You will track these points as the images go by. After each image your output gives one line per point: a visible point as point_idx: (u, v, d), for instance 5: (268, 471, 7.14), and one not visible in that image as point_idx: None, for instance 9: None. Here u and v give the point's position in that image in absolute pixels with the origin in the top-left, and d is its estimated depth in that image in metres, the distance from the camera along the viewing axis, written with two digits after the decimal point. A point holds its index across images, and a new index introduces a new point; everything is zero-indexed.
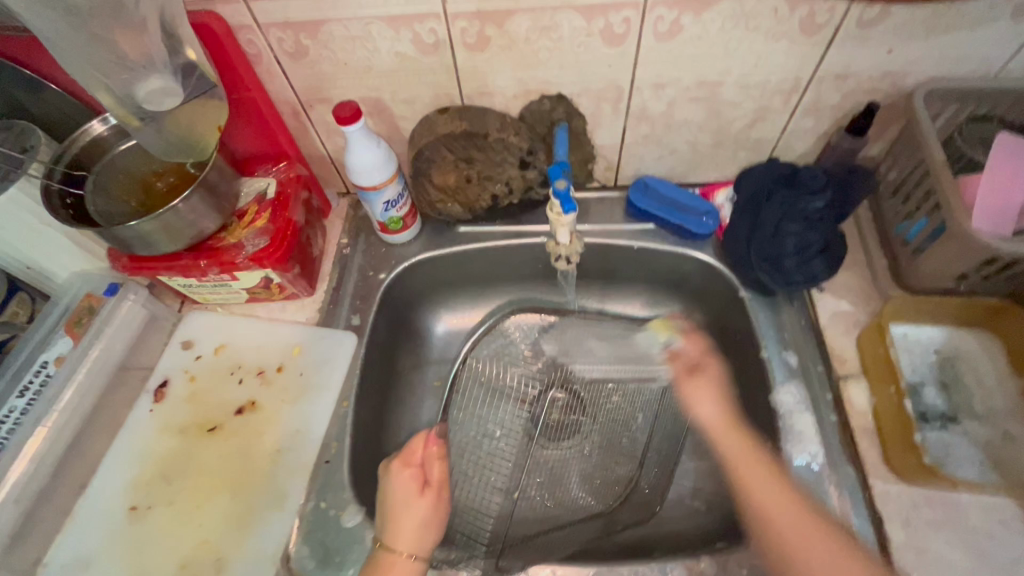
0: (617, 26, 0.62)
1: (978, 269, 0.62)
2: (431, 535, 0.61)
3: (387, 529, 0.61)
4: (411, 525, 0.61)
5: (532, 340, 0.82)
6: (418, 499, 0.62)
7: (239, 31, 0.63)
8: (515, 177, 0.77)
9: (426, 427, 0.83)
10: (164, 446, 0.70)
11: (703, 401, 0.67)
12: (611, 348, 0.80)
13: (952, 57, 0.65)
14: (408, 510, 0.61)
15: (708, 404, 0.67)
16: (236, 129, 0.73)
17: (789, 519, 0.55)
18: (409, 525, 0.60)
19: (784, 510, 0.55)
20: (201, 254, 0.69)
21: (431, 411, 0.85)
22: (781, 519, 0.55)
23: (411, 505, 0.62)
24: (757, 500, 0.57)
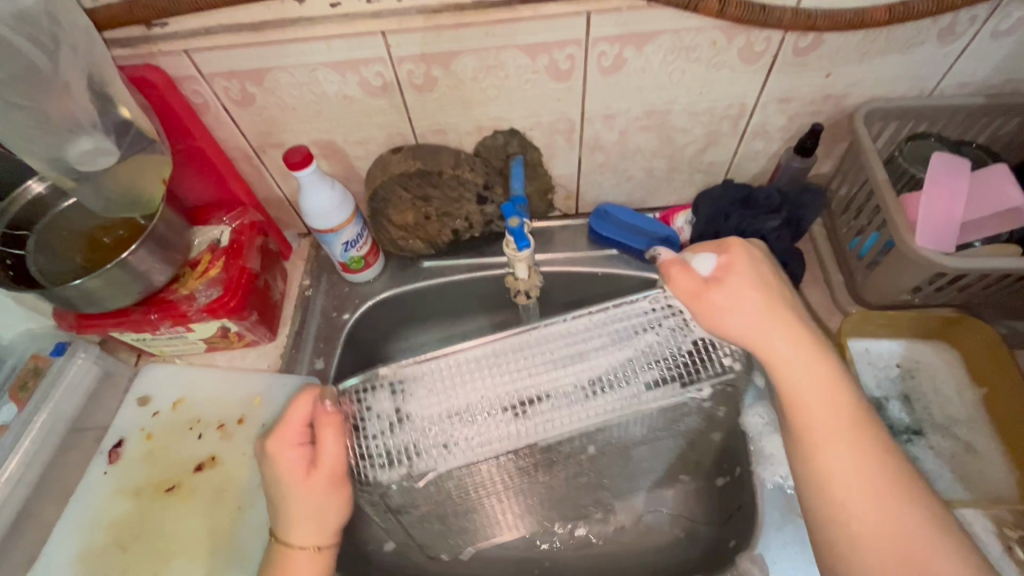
0: (562, 62, 0.63)
1: (930, 283, 0.63)
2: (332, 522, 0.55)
3: (282, 523, 0.55)
4: (306, 514, 0.54)
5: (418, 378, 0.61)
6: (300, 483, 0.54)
7: (182, 82, 0.63)
8: (474, 212, 0.77)
9: None
10: (119, 510, 0.67)
11: (733, 312, 0.54)
12: (567, 369, 0.61)
13: (887, 78, 0.67)
14: (305, 496, 0.54)
15: (738, 313, 0.54)
16: (187, 178, 0.72)
17: (853, 489, 0.48)
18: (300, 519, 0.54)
19: (879, 497, 0.47)
20: (151, 307, 0.67)
21: None
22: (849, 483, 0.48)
23: (289, 486, 0.55)
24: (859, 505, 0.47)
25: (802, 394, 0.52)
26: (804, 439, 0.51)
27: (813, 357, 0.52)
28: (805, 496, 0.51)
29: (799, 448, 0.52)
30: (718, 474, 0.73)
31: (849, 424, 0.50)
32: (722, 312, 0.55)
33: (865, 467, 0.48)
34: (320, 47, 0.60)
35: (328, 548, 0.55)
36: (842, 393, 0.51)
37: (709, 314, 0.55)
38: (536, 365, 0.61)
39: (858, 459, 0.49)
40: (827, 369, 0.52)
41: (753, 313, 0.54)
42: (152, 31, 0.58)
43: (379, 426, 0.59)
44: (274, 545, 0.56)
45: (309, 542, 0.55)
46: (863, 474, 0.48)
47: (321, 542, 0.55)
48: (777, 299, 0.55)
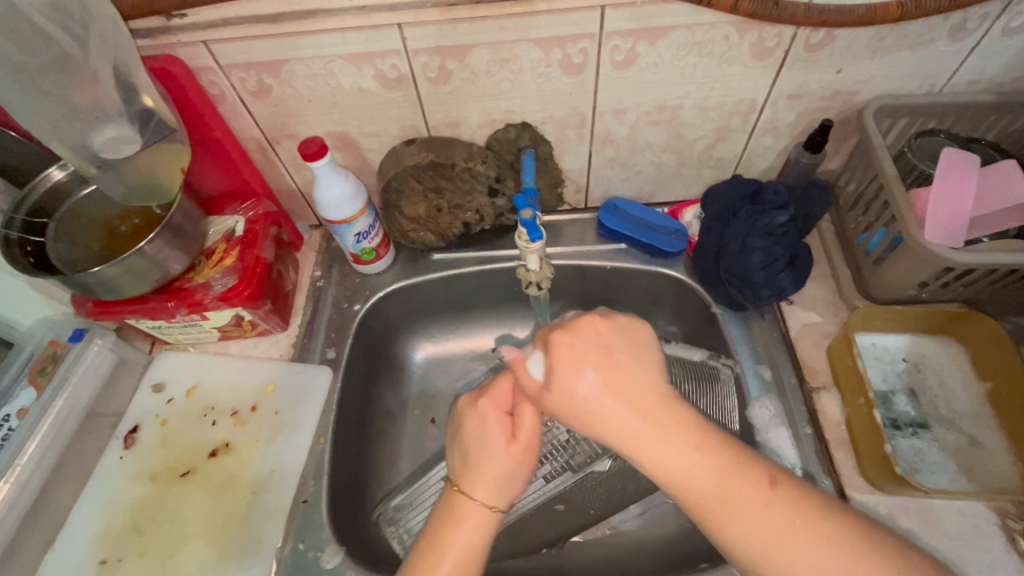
0: (575, 56, 0.64)
1: (937, 278, 0.63)
2: (514, 486, 0.54)
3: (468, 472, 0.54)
4: (495, 474, 0.53)
5: None
6: (504, 452, 0.54)
7: (200, 73, 0.64)
8: (485, 205, 0.78)
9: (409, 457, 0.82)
10: (135, 494, 0.69)
11: (574, 376, 0.48)
12: None
13: (897, 75, 0.67)
14: (494, 459, 0.54)
15: (582, 377, 0.48)
16: (203, 168, 0.72)
17: (758, 552, 0.44)
18: (494, 473, 0.53)
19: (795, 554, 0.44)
20: (168, 295, 0.69)
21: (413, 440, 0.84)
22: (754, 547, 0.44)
23: (491, 449, 0.54)
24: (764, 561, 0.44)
25: (655, 470, 0.47)
26: (698, 514, 0.46)
27: (666, 417, 0.47)
28: (741, 565, 0.46)
29: (701, 523, 0.47)
30: None
31: (727, 494, 0.45)
32: (594, 414, 0.48)
33: (792, 535, 0.44)
34: (337, 39, 0.61)
35: (501, 512, 0.53)
36: (670, 446, 0.47)
37: (591, 416, 0.48)
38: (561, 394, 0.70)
39: (769, 535, 0.44)
40: (665, 421, 0.47)
41: (617, 402, 0.47)
42: (172, 22, 0.58)
43: None
44: (454, 494, 0.54)
45: (493, 502, 0.53)
46: (790, 554, 0.43)
47: (498, 504, 0.53)
48: (630, 361, 0.49)
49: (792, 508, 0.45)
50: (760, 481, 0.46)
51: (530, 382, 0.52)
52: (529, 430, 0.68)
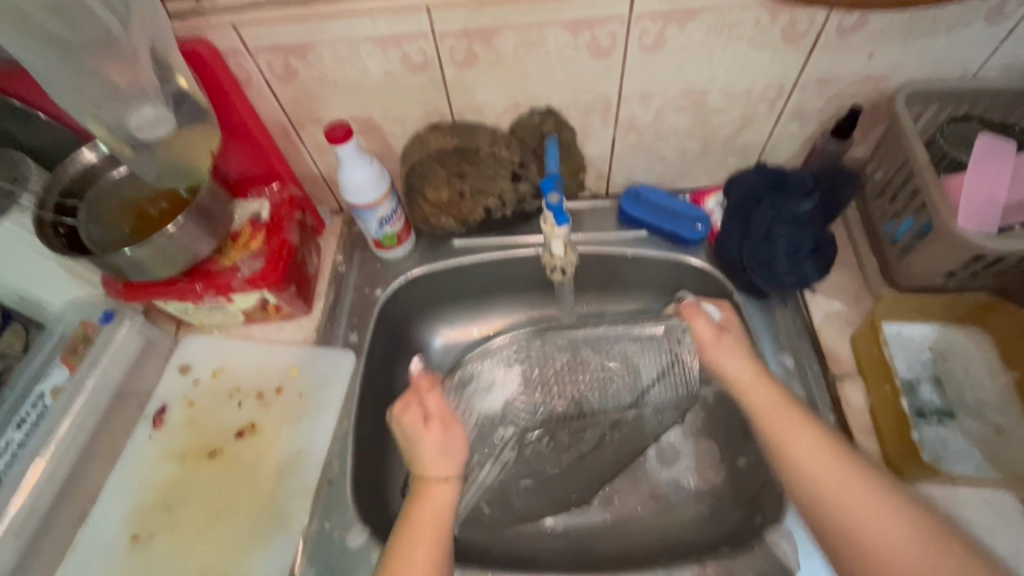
0: (604, 39, 0.63)
1: (966, 266, 0.63)
2: (454, 455, 0.61)
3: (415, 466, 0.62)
4: (431, 452, 0.61)
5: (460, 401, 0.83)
6: (427, 433, 0.61)
7: (229, 56, 0.64)
8: (508, 190, 0.77)
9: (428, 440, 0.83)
10: (165, 473, 0.70)
11: (729, 359, 0.63)
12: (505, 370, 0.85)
13: (930, 60, 0.66)
14: (427, 441, 0.61)
15: (734, 360, 0.63)
16: (228, 152, 0.73)
17: (857, 516, 0.50)
18: (431, 454, 0.61)
19: (874, 511, 0.50)
20: (196, 278, 0.69)
21: None
22: (851, 506, 0.51)
23: (421, 444, 0.61)
24: (864, 521, 0.50)
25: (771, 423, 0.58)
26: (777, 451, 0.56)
27: (764, 383, 0.60)
28: (819, 522, 0.53)
29: (783, 462, 0.56)
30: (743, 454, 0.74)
31: (828, 455, 0.54)
32: (718, 358, 0.64)
33: (857, 482, 0.52)
34: (365, 21, 0.61)
35: (457, 479, 0.61)
36: (798, 430, 0.56)
37: (717, 354, 0.64)
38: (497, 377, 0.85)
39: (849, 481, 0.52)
40: (765, 389, 0.60)
41: (733, 357, 0.63)
42: (202, 4, 0.59)
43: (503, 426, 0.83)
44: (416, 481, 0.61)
45: (448, 473, 0.60)
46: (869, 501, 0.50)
47: (456, 473, 0.61)
48: (740, 341, 0.64)
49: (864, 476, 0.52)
50: (867, 467, 0.53)
51: (703, 332, 0.65)
52: (466, 416, 0.83)
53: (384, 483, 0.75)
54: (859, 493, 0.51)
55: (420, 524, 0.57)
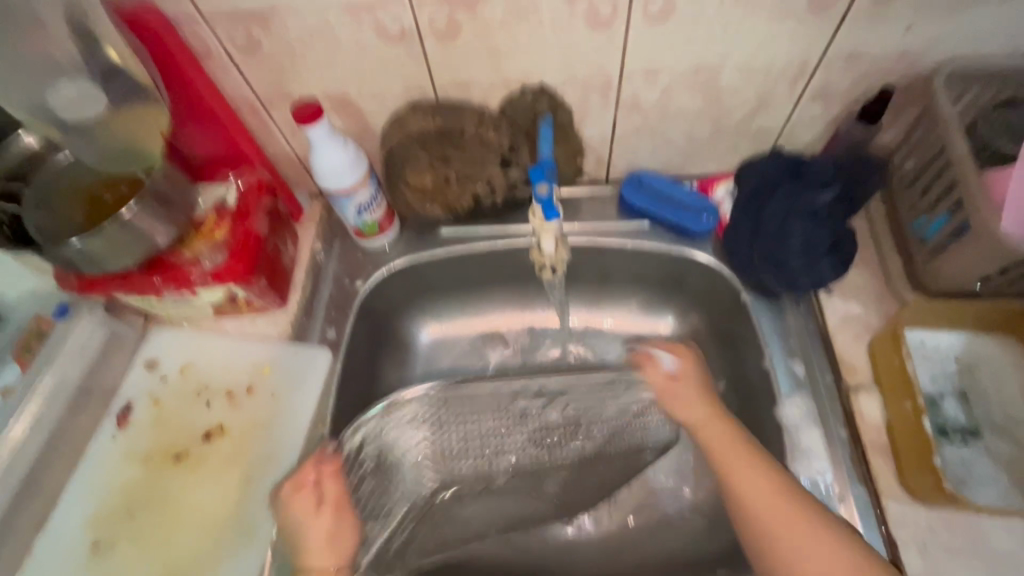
0: (603, 7, 0.56)
1: (1004, 271, 0.57)
2: (346, 542, 0.61)
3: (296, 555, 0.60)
4: (319, 546, 0.60)
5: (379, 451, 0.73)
6: (315, 522, 0.60)
7: (181, 25, 0.57)
8: (497, 176, 0.70)
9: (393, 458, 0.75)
10: (128, 476, 0.66)
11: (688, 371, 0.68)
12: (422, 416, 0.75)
13: (976, 34, 0.58)
14: (315, 533, 0.60)
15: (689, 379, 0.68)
16: (190, 131, 0.66)
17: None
18: (317, 546, 0.60)
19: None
20: (155, 271, 0.64)
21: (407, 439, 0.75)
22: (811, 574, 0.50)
23: (305, 523, 0.60)
24: None
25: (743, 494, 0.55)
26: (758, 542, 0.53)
27: (736, 440, 0.59)
28: None
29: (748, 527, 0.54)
30: None
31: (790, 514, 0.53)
32: (683, 402, 0.66)
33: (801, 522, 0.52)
34: None
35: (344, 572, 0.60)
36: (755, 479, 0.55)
37: (672, 400, 0.67)
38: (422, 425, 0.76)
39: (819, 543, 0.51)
40: (722, 428, 0.61)
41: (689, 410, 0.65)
42: None
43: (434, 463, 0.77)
44: None
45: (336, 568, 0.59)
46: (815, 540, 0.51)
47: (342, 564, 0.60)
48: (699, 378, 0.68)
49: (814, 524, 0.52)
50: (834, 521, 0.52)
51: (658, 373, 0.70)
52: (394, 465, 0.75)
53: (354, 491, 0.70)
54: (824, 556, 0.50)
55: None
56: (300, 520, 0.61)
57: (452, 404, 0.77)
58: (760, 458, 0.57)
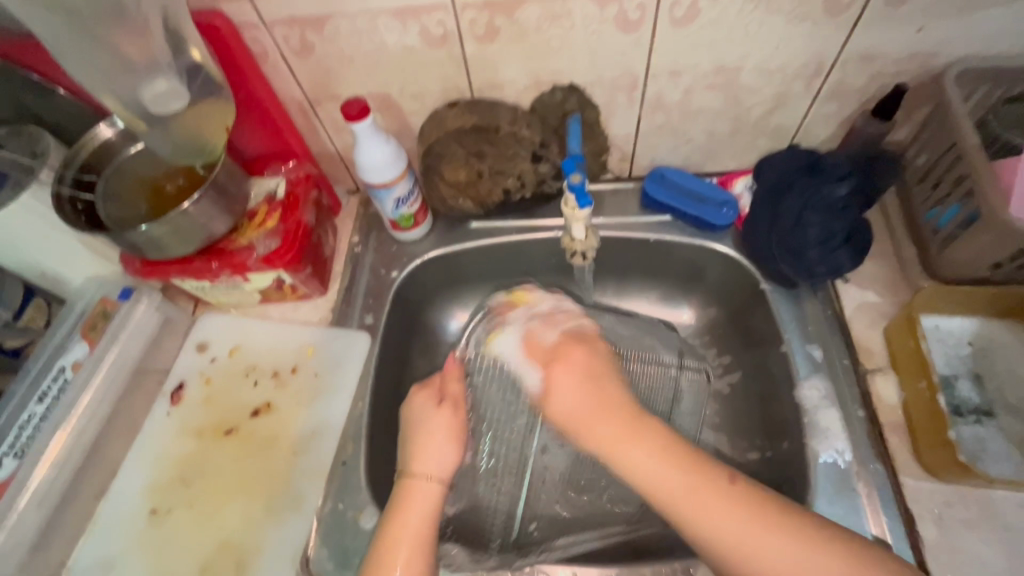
0: (632, 11, 0.60)
1: (1013, 257, 0.60)
2: (451, 452, 0.64)
3: (407, 459, 0.63)
4: (430, 451, 0.63)
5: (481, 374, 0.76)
6: (437, 414, 0.66)
7: (244, 30, 0.62)
8: (527, 171, 0.74)
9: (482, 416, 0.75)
10: (183, 449, 0.71)
11: (561, 388, 0.60)
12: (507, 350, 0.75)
13: (986, 35, 0.61)
14: (433, 436, 0.64)
15: (563, 392, 0.59)
16: (245, 128, 0.72)
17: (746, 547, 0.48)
18: (431, 448, 0.63)
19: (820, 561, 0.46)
20: (213, 255, 0.69)
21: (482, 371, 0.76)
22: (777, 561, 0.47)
23: (427, 416, 0.66)
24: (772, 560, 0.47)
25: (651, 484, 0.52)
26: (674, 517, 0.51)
27: (640, 419, 0.55)
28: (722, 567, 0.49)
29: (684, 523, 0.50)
30: (766, 448, 0.72)
31: (692, 490, 0.51)
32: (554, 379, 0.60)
33: (739, 507, 0.49)
34: None
35: (440, 482, 0.61)
36: (635, 445, 0.53)
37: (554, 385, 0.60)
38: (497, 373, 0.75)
39: (752, 525, 0.48)
40: (617, 418, 0.55)
41: (580, 400, 0.58)
42: None
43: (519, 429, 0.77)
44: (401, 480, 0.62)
45: (433, 474, 0.62)
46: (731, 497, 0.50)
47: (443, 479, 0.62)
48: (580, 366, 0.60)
49: (770, 519, 0.48)
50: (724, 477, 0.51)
51: (534, 391, 0.65)
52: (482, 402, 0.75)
53: None
54: (728, 518, 0.49)
55: (410, 518, 0.58)
56: (431, 422, 0.65)
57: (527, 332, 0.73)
58: (632, 419, 0.55)
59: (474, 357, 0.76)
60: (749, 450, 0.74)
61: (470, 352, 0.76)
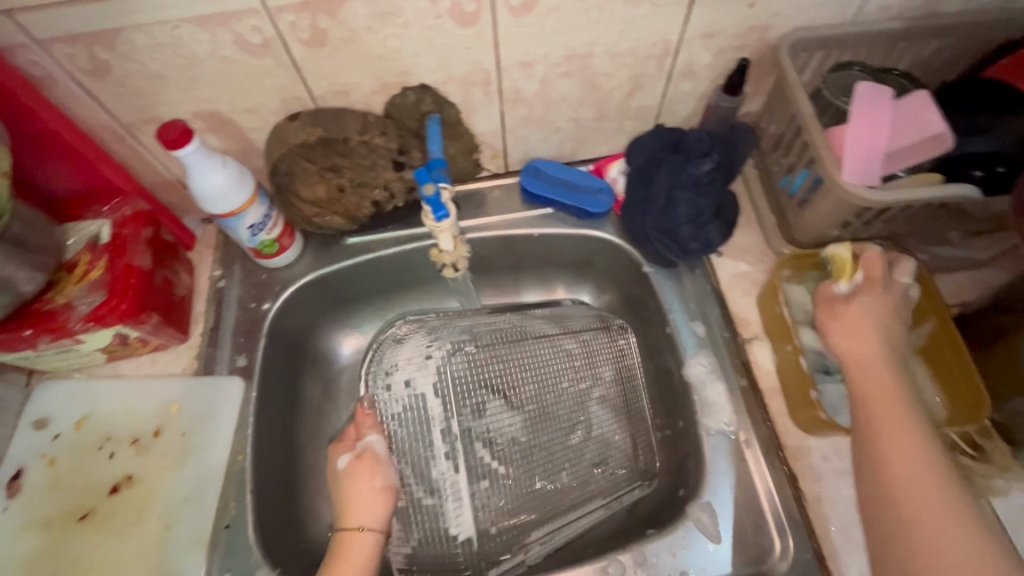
0: (466, 4, 0.56)
1: (857, 216, 0.63)
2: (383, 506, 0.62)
3: (341, 512, 0.61)
4: (361, 502, 0.61)
5: (401, 411, 0.71)
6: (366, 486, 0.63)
7: (15, 52, 0.52)
8: (393, 180, 0.70)
9: (401, 460, 0.68)
10: (29, 546, 0.61)
11: None
12: (413, 384, 0.72)
13: (811, 6, 0.64)
14: (358, 491, 0.62)
15: None
16: (45, 167, 0.61)
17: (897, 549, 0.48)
18: (357, 504, 0.61)
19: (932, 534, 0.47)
20: (24, 321, 0.59)
21: (393, 402, 0.71)
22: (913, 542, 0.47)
23: (354, 483, 0.63)
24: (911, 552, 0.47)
25: None
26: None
27: None
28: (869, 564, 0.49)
29: None
30: (664, 426, 0.74)
31: None
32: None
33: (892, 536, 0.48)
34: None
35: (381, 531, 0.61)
36: None
37: None
38: (404, 423, 0.70)
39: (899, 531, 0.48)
40: None
41: None
42: None
43: (452, 480, 0.69)
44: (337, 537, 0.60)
45: (374, 525, 0.61)
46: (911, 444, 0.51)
47: (382, 527, 0.61)
48: None
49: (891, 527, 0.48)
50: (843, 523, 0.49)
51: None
52: (398, 437, 0.69)
53: (299, 488, 0.72)
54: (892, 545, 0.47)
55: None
56: (363, 484, 0.62)
57: (432, 366, 0.73)
58: None
59: (386, 398, 0.71)
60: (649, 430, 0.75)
61: (378, 391, 0.71)
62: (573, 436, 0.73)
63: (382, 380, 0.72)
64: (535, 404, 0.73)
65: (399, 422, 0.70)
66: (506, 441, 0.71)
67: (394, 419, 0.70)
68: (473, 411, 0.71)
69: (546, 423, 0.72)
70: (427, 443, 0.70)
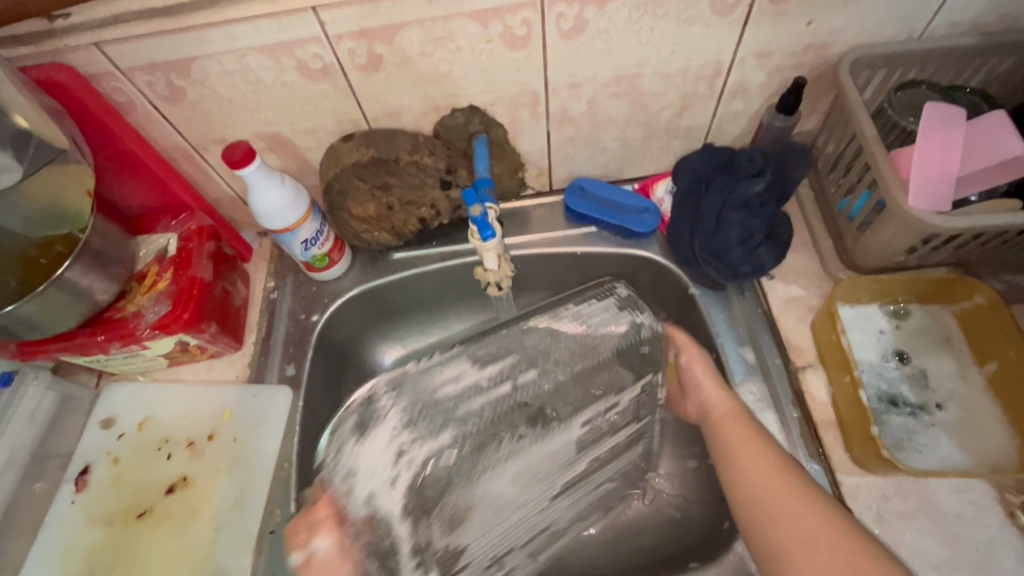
0: (517, 28, 0.57)
1: (925, 242, 0.60)
2: None
3: None
4: None
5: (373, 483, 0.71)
6: None
7: (101, 80, 0.57)
8: (440, 199, 0.71)
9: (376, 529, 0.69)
10: (91, 540, 0.65)
11: None
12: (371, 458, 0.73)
13: (874, 23, 0.61)
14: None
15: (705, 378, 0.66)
16: (123, 184, 0.66)
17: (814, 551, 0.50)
18: None
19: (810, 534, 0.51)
20: (99, 328, 0.63)
21: (383, 459, 0.73)
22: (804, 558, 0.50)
23: None
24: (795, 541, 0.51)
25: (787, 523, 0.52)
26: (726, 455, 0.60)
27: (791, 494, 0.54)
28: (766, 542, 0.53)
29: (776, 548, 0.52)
30: (705, 455, 0.71)
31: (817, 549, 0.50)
32: None
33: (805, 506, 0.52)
34: (246, 29, 0.54)
35: None
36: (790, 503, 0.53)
37: None
38: (373, 496, 0.71)
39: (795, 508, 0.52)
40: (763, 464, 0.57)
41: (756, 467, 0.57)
42: (55, 25, 0.52)
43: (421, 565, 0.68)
44: None
45: None
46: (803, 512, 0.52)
47: None
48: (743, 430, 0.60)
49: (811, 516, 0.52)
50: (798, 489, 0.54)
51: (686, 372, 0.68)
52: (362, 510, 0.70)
53: None
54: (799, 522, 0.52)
55: None
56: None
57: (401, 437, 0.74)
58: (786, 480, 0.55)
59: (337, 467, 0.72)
60: (687, 458, 0.73)
61: (336, 474, 0.71)
62: (562, 503, 0.72)
63: (342, 437, 0.75)
64: (521, 472, 0.72)
65: (370, 497, 0.70)
66: (479, 515, 0.70)
67: (365, 503, 0.70)
68: (441, 490, 0.72)
69: (534, 480, 0.72)
70: (388, 511, 0.70)
